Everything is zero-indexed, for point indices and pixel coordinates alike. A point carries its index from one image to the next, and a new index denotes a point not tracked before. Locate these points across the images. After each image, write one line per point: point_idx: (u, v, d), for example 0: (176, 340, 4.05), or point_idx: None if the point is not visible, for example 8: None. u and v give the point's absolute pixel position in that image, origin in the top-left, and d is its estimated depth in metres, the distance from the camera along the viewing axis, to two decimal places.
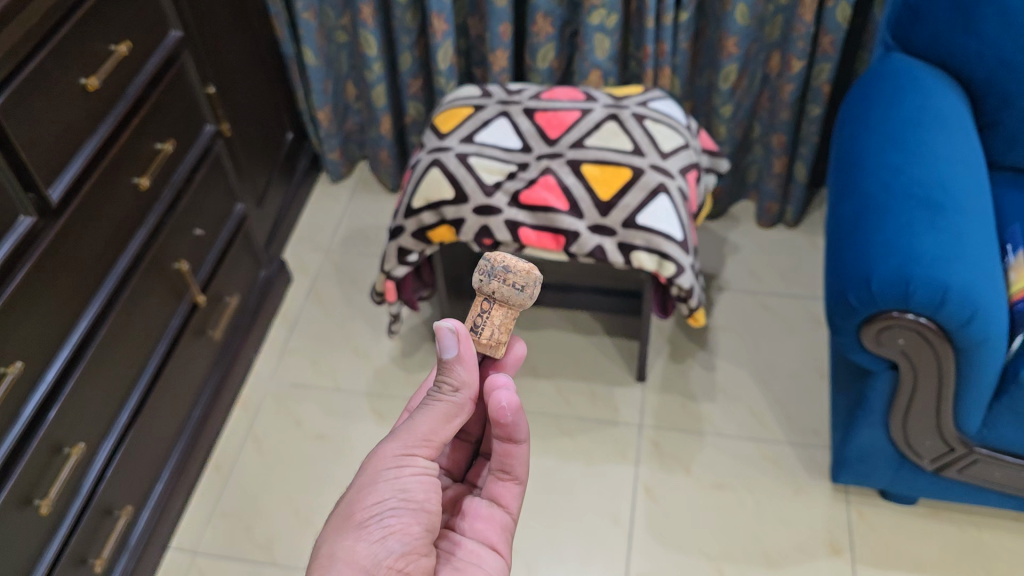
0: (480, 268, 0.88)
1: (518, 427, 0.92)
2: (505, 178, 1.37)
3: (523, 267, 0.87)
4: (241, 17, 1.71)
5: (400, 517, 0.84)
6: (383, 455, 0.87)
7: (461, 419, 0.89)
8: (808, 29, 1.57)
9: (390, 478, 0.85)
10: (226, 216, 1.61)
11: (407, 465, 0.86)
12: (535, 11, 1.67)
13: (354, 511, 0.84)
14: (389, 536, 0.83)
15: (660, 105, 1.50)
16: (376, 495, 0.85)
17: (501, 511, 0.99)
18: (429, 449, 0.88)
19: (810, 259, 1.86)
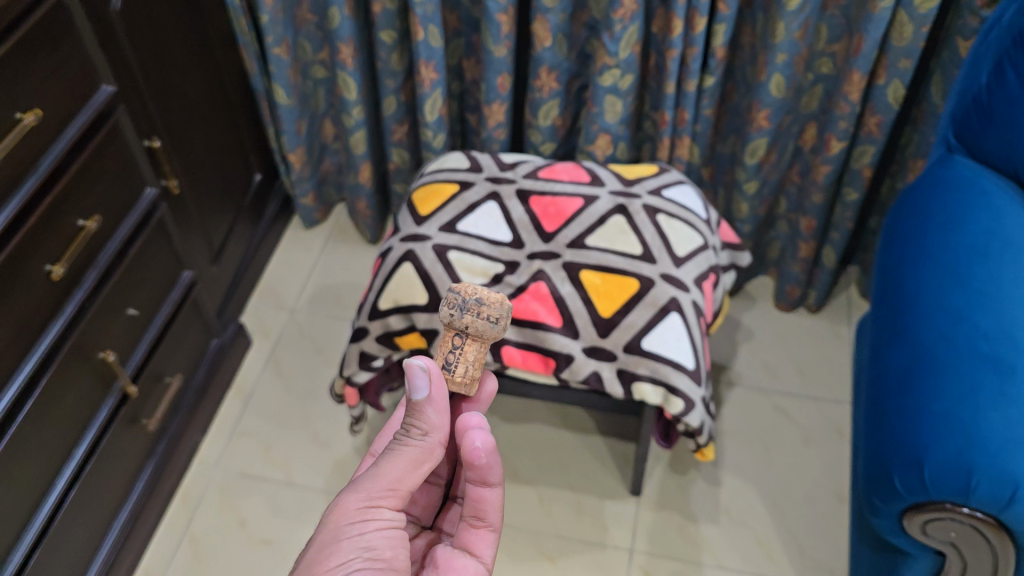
0: (449, 301, 0.85)
1: (491, 469, 0.86)
2: (489, 281, 1.17)
3: (494, 299, 0.84)
4: (202, 48, 1.49)
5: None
6: (344, 510, 0.79)
7: (430, 468, 0.83)
8: (853, 108, 1.35)
9: (355, 535, 0.77)
10: (172, 283, 1.41)
11: (372, 518, 0.79)
12: (538, 64, 1.45)
13: (317, 574, 0.75)
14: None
15: (676, 193, 1.28)
16: (339, 555, 0.76)
17: (474, 560, 0.90)
18: (396, 499, 0.80)
19: (833, 353, 1.65)
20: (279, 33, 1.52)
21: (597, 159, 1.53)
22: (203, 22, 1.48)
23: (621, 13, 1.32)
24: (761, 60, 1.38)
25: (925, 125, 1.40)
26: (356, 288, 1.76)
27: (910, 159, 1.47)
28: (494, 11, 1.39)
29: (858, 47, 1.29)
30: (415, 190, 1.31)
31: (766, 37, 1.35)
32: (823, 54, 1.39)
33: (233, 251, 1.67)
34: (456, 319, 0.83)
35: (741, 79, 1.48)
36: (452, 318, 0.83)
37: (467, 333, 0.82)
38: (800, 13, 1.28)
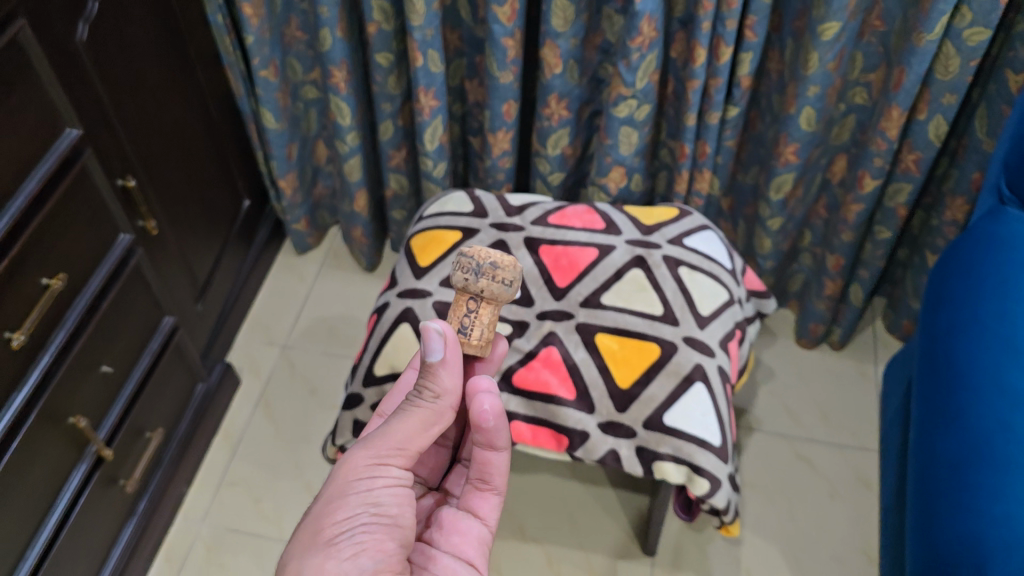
0: (461, 265, 0.80)
1: (499, 433, 0.82)
2: None
3: (508, 260, 0.80)
4: (183, 70, 1.37)
5: (373, 533, 0.72)
6: (351, 467, 0.75)
7: (441, 428, 0.79)
8: (891, 145, 1.24)
9: (362, 491, 0.74)
10: (153, 330, 1.30)
11: (380, 475, 0.75)
12: (547, 92, 1.34)
13: (322, 527, 0.72)
14: (361, 554, 0.70)
15: (699, 240, 1.18)
16: (345, 511, 0.73)
17: (478, 524, 0.86)
18: (405, 459, 0.77)
19: (860, 395, 1.55)
20: (265, 54, 1.39)
21: (610, 193, 1.42)
22: (184, 42, 1.36)
23: (639, 42, 1.20)
24: (790, 91, 1.26)
25: (967, 161, 1.29)
26: (351, 321, 1.65)
27: (949, 195, 1.36)
28: (499, 35, 1.28)
29: (899, 81, 1.17)
30: (414, 235, 1.21)
31: (797, 67, 1.23)
32: (857, 83, 1.28)
33: (220, 284, 1.56)
34: (472, 284, 0.79)
35: (766, 108, 1.36)
36: (467, 282, 0.79)
37: (484, 298, 0.78)
38: (836, 43, 1.16)
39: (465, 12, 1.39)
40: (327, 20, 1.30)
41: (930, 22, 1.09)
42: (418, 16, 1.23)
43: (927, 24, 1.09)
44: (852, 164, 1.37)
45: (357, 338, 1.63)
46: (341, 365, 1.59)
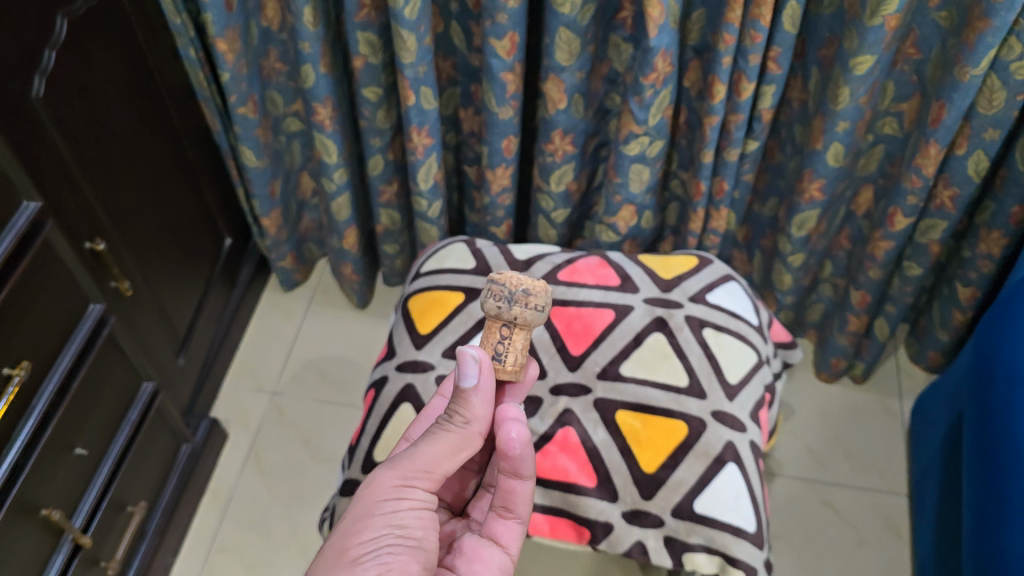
0: (493, 294, 0.85)
1: (525, 461, 0.80)
2: None
3: (538, 287, 0.85)
4: (154, 112, 1.25)
5: (398, 553, 0.70)
6: (379, 487, 0.74)
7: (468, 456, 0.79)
8: (927, 182, 1.14)
9: (389, 511, 0.73)
10: (132, 398, 1.19)
11: (406, 497, 0.74)
12: (550, 127, 1.23)
13: (348, 545, 0.71)
14: (386, 573, 0.68)
15: (722, 296, 1.08)
16: (370, 529, 0.71)
17: (500, 551, 0.83)
18: (431, 484, 0.76)
19: (886, 434, 1.46)
20: (243, 90, 1.28)
21: (619, 231, 1.32)
22: (153, 81, 1.24)
23: (654, 78, 1.09)
24: (816, 124, 1.16)
25: (1006, 194, 1.20)
26: (343, 364, 1.55)
27: (983, 227, 1.27)
28: (498, 70, 1.17)
29: (937, 116, 1.07)
30: (411, 296, 1.11)
31: (824, 100, 1.13)
32: (887, 113, 1.18)
33: (203, 333, 1.46)
34: (505, 311, 0.84)
35: (786, 138, 1.27)
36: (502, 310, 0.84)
37: (517, 324, 0.83)
38: (869, 78, 1.06)
39: (459, 40, 1.28)
40: (310, 55, 1.19)
41: (975, 56, 0.99)
42: (409, 54, 1.13)
43: (972, 58, 0.99)
44: (879, 196, 1.28)
45: (351, 382, 1.53)
46: (334, 413, 1.49)
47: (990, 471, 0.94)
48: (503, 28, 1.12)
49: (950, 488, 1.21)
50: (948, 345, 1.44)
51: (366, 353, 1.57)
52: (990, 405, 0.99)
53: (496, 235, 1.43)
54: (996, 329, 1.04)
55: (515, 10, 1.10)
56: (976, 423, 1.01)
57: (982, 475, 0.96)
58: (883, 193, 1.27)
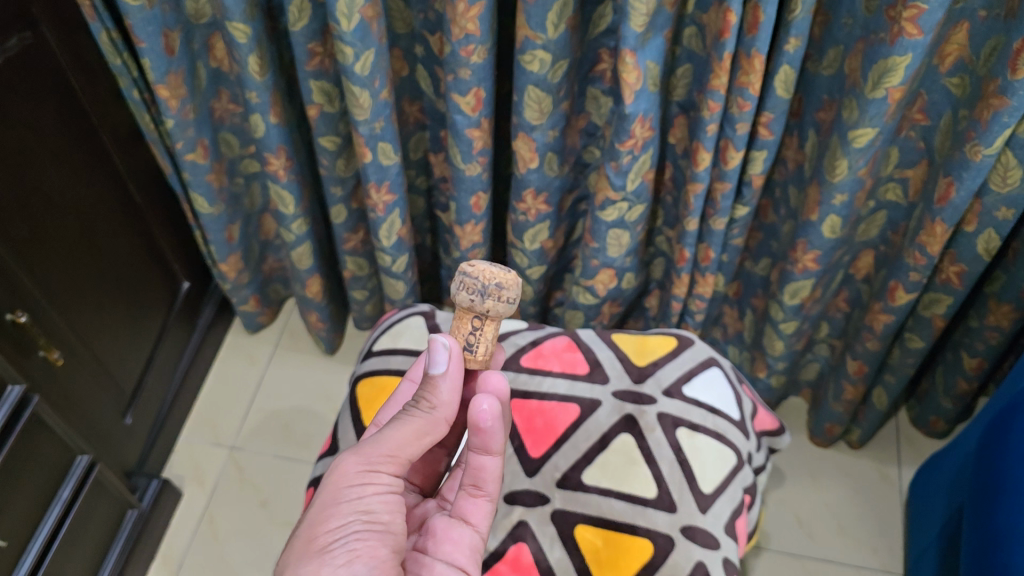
0: (460, 281, 0.69)
1: (496, 433, 0.70)
2: None
3: (512, 277, 0.70)
4: (93, 158, 1.12)
5: (368, 539, 0.62)
6: (344, 471, 0.65)
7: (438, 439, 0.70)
8: (932, 260, 1.03)
9: (357, 496, 0.64)
10: (64, 474, 1.07)
11: (375, 481, 0.65)
12: (522, 186, 1.13)
13: (314, 533, 0.62)
14: (356, 560, 0.60)
15: (700, 387, 1.00)
16: (339, 516, 0.63)
17: (471, 529, 0.72)
18: (401, 467, 0.67)
19: (882, 506, 1.36)
20: (190, 136, 1.18)
21: (597, 294, 1.22)
22: (91, 126, 1.11)
23: (631, 145, 1.00)
24: (811, 193, 1.05)
25: (1018, 269, 1.08)
26: (308, 417, 1.48)
27: (991, 298, 1.14)
28: (463, 126, 1.06)
29: (945, 194, 0.96)
30: (361, 378, 1.04)
31: (820, 168, 1.02)
32: (890, 180, 1.06)
33: (153, 389, 1.36)
34: (476, 305, 0.69)
35: (781, 199, 1.16)
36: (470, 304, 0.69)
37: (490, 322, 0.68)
38: (869, 150, 0.95)
39: (426, 84, 1.18)
40: (258, 105, 1.09)
41: (988, 136, 0.88)
42: (363, 111, 1.03)
43: (986, 137, 0.88)
44: (881, 263, 1.17)
45: (314, 438, 1.45)
46: (294, 471, 1.41)
47: None
48: (466, 84, 1.01)
49: None
50: (951, 413, 1.32)
51: (331, 405, 1.49)
52: (993, 535, 0.83)
53: None
54: (1004, 444, 0.88)
55: (480, 65, 0.99)
56: (976, 556, 0.85)
57: None
58: (884, 260, 1.16)
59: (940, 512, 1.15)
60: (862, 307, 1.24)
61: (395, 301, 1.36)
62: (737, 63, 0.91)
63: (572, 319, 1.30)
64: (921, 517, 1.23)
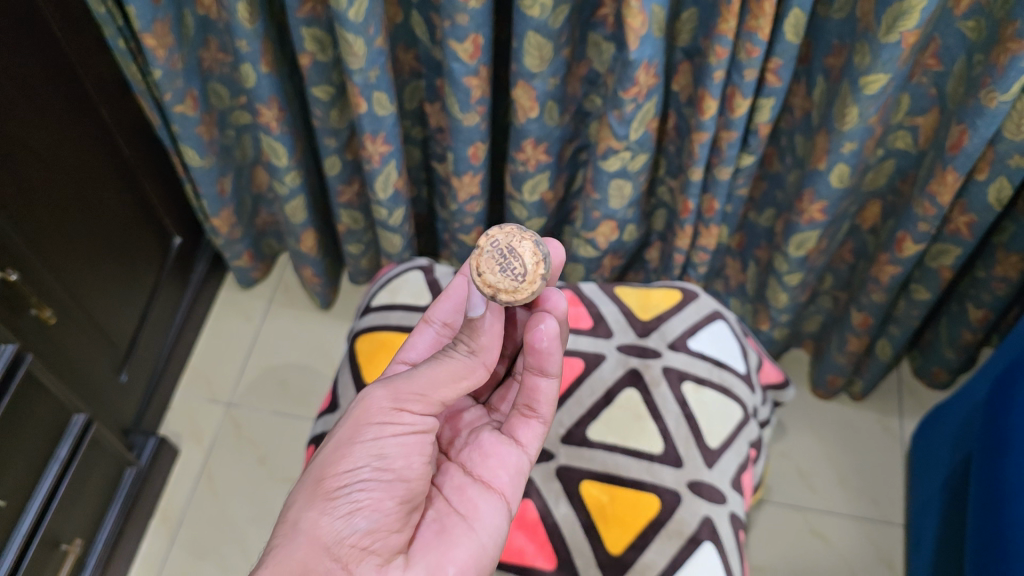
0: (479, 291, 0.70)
1: (552, 356, 0.72)
2: None
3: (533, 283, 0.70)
4: (78, 111, 1.08)
5: (373, 491, 0.63)
6: (368, 407, 0.66)
7: (470, 385, 0.70)
8: (942, 210, 1.01)
9: (369, 441, 0.65)
10: (61, 433, 1.06)
11: (392, 425, 0.66)
12: (521, 136, 1.10)
13: (323, 475, 0.64)
14: (357, 512, 0.62)
15: (706, 340, 0.98)
16: (351, 460, 0.64)
17: (517, 451, 0.75)
18: (427, 408, 0.68)
19: (883, 457, 1.36)
20: (179, 87, 1.14)
21: (598, 246, 1.20)
22: (76, 77, 1.07)
23: (634, 93, 0.97)
24: (819, 142, 1.03)
25: None
26: (305, 373, 1.46)
27: (999, 248, 1.12)
28: (460, 74, 1.03)
29: (958, 142, 0.94)
30: (359, 334, 1.02)
31: (830, 116, 0.99)
32: (900, 128, 1.03)
33: (148, 345, 1.34)
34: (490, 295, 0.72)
35: (787, 147, 1.13)
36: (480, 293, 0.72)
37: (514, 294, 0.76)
38: (881, 97, 0.92)
39: (421, 31, 1.13)
40: (248, 54, 1.06)
41: (1005, 81, 0.85)
42: (357, 59, 1.00)
43: (1003, 83, 0.85)
44: (888, 213, 1.15)
45: (312, 394, 1.44)
46: (293, 427, 1.40)
47: (994, 568, 0.79)
48: (463, 30, 0.97)
49: (950, 544, 1.05)
50: (954, 364, 1.30)
51: (329, 361, 1.48)
52: (999, 489, 0.83)
53: (465, 242, 1.31)
54: (1013, 395, 0.88)
55: (478, 10, 0.95)
56: (980, 509, 0.86)
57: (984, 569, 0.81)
58: (892, 210, 1.14)
59: (943, 465, 1.15)
60: (868, 258, 1.22)
61: (392, 256, 1.34)
62: (746, 7, 0.88)
63: (572, 273, 1.28)
64: (922, 471, 1.23)
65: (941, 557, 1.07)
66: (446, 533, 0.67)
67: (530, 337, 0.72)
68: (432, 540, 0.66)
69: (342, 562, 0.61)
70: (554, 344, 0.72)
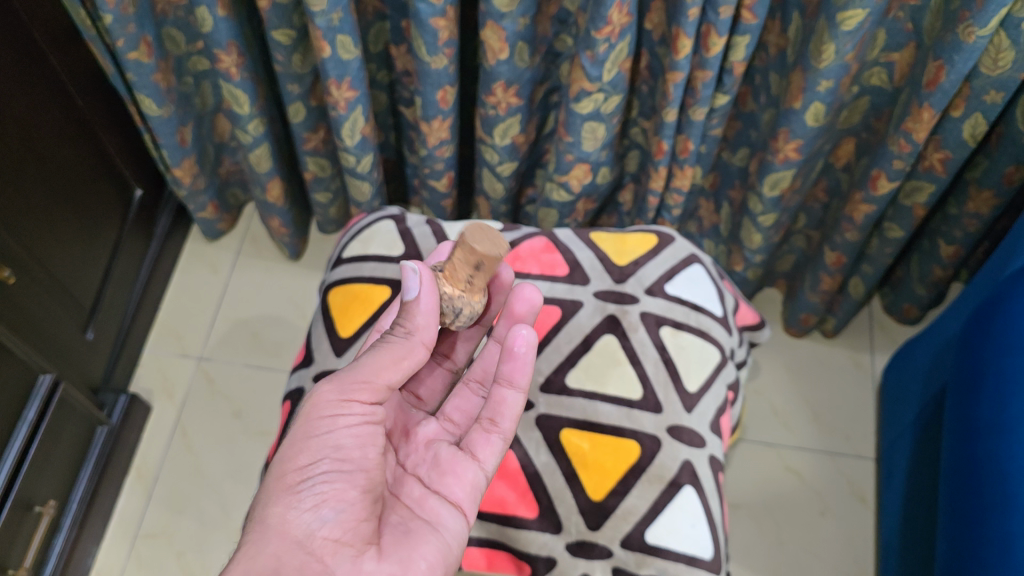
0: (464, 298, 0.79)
1: (524, 364, 0.75)
2: None
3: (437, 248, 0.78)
4: (25, 60, 1.03)
5: (334, 482, 0.65)
6: (316, 404, 0.67)
7: (414, 365, 0.71)
8: (918, 148, 1.00)
9: (324, 433, 0.66)
10: (27, 395, 1.03)
11: (345, 415, 0.67)
12: (491, 78, 1.07)
13: (283, 469, 0.65)
14: (323, 504, 0.64)
15: (683, 284, 0.98)
16: (308, 453, 0.66)
17: (474, 467, 0.74)
18: (375, 394, 0.69)
19: (855, 392, 1.38)
20: (132, 33, 1.09)
21: (572, 190, 1.18)
22: (21, 23, 1.01)
23: (607, 32, 0.94)
24: (794, 80, 1.01)
25: (1001, 152, 1.05)
26: (277, 325, 1.44)
27: (971, 183, 1.12)
28: (427, 16, 0.99)
29: (935, 78, 0.92)
30: (332, 287, 1.00)
31: (805, 53, 0.98)
32: (875, 64, 1.02)
33: (114, 301, 1.31)
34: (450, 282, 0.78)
35: (761, 86, 1.11)
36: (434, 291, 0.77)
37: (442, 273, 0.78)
38: (858, 33, 0.91)
39: None
40: None
41: (983, 16, 0.84)
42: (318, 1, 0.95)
43: (981, 18, 0.84)
44: (862, 151, 1.14)
45: (283, 346, 1.42)
46: (266, 380, 1.39)
47: (969, 501, 0.81)
48: None
49: (920, 479, 1.08)
50: (925, 300, 1.31)
51: (300, 312, 1.46)
52: (972, 425, 0.84)
53: (436, 188, 1.28)
54: (986, 331, 0.88)
55: None
56: (954, 443, 0.87)
57: (959, 502, 0.83)
58: (866, 147, 1.13)
59: (914, 400, 1.16)
60: (841, 197, 1.22)
61: (361, 204, 1.32)
62: None
63: (545, 218, 1.26)
64: (892, 406, 1.25)
65: (912, 491, 1.10)
66: (412, 533, 0.68)
67: (509, 342, 0.75)
68: (402, 537, 0.67)
69: (317, 554, 0.63)
70: (530, 350, 0.75)
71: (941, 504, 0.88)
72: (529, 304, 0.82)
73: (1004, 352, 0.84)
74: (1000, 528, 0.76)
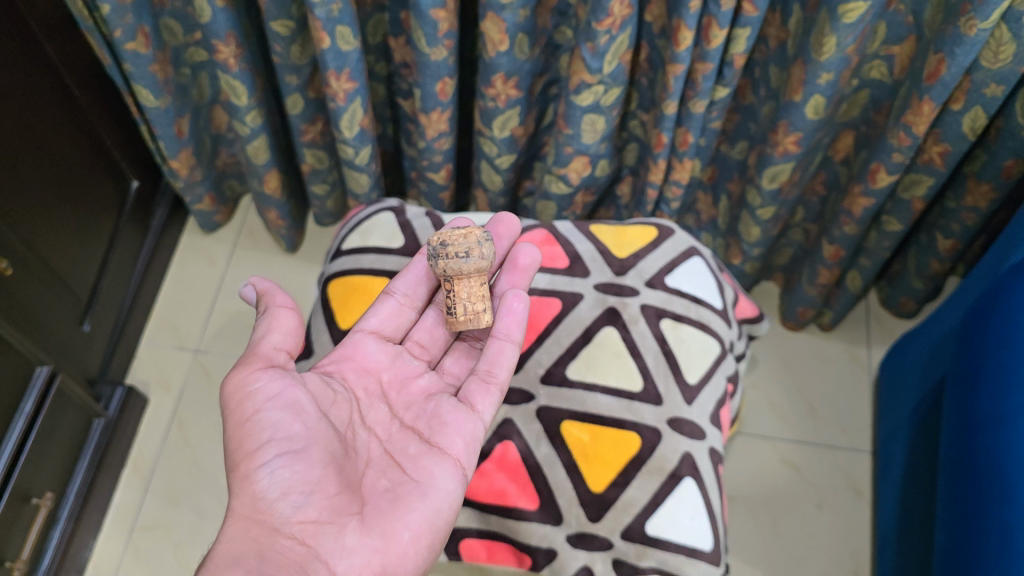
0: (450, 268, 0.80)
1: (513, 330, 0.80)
2: None
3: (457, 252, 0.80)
4: (22, 50, 1.02)
5: (290, 465, 0.65)
6: (233, 392, 0.68)
7: (290, 330, 0.73)
8: (917, 141, 1.00)
9: (255, 414, 0.67)
10: (24, 388, 1.03)
11: (262, 388, 0.68)
12: (491, 70, 1.06)
13: (236, 463, 0.66)
14: (290, 491, 0.64)
15: (683, 277, 0.98)
16: (251, 441, 0.66)
17: (472, 418, 0.76)
18: (272, 360, 0.71)
19: (852, 385, 1.38)
20: (129, 23, 1.08)
21: (571, 182, 1.18)
22: (18, 12, 1.00)
23: (608, 24, 0.94)
24: (795, 72, 1.01)
25: (999, 146, 1.06)
26: None
27: (970, 177, 1.12)
28: (427, 7, 0.99)
29: (936, 71, 0.93)
30: (331, 279, 1.00)
31: (806, 45, 0.98)
32: (875, 57, 1.02)
33: (110, 292, 1.30)
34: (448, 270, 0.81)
35: (760, 79, 1.12)
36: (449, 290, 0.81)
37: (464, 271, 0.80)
38: (860, 25, 0.91)
39: None
40: None
41: (985, 9, 0.84)
42: None
43: (982, 11, 0.84)
44: (861, 144, 1.15)
45: None
46: None
47: (968, 493, 0.81)
48: None
49: (916, 471, 1.08)
50: (922, 294, 1.32)
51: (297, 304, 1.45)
52: (972, 417, 0.84)
53: (434, 181, 1.28)
54: (985, 323, 0.88)
55: None
56: (953, 435, 0.88)
57: (958, 494, 0.83)
58: (865, 141, 1.13)
59: (911, 392, 1.17)
60: (840, 190, 1.22)
61: (359, 196, 1.31)
62: None
63: (544, 211, 1.26)
64: (888, 399, 1.26)
65: (909, 483, 1.10)
66: (400, 500, 0.68)
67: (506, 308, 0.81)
68: (387, 505, 0.68)
69: (299, 539, 0.63)
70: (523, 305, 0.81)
71: (939, 496, 0.88)
72: (531, 260, 0.85)
73: (1005, 345, 0.84)
74: (1001, 521, 0.76)
